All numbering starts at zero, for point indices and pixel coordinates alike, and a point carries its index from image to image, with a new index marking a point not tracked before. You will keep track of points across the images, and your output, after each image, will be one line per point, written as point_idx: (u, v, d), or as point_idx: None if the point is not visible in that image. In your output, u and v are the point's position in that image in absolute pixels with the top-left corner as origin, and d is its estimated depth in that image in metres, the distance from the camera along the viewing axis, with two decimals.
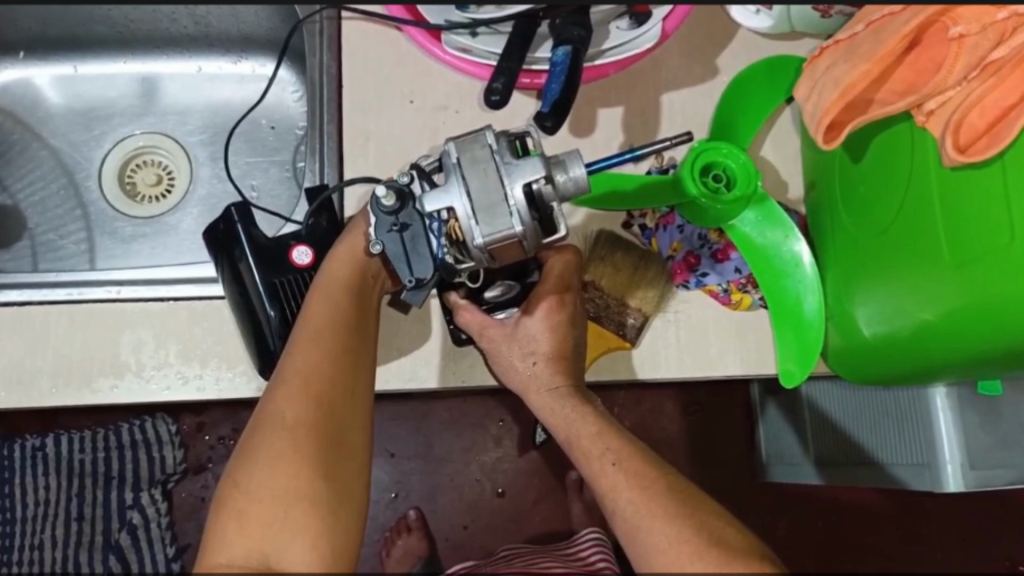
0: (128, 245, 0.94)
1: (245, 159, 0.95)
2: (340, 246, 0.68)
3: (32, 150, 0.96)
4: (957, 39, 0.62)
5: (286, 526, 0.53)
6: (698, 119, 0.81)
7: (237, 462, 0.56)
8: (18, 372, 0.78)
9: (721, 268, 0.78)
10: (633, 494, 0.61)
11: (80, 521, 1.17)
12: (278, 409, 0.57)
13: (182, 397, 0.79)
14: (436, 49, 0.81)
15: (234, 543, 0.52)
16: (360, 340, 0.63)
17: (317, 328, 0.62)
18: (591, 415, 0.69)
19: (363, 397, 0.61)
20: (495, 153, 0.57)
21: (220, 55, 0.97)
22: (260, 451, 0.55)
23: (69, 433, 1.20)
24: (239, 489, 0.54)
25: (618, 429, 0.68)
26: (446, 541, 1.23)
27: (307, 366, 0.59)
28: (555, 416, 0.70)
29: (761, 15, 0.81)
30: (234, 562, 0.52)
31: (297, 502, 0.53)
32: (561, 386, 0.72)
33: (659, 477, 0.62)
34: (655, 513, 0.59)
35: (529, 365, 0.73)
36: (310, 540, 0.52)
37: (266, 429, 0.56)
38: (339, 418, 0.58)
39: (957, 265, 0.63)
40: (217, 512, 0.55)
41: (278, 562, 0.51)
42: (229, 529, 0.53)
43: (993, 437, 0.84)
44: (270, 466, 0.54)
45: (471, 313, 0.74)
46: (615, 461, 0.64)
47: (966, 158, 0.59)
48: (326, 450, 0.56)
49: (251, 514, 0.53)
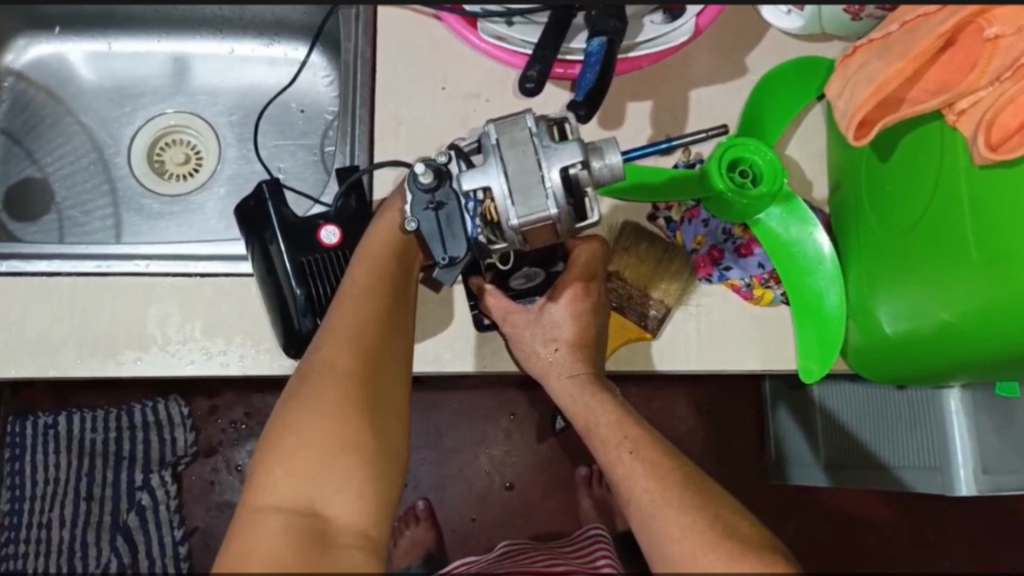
0: (154, 222, 0.95)
1: (273, 141, 0.96)
2: (386, 211, 0.69)
3: (63, 125, 0.97)
4: (992, 40, 0.63)
5: (333, 475, 0.52)
6: (727, 116, 0.82)
7: (282, 412, 0.55)
8: (44, 340, 0.79)
9: (744, 263, 0.79)
10: (649, 483, 0.61)
11: (89, 500, 1.18)
12: (326, 360, 0.57)
13: (207, 372, 0.79)
14: (472, 37, 0.82)
15: (281, 483, 0.52)
16: (403, 303, 0.63)
17: (364, 286, 0.62)
18: (611, 404, 0.69)
19: (404, 356, 0.61)
20: (534, 135, 0.57)
21: (254, 38, 0.98)
22: (308, 399, 0.55)
23: (82, 413, 1.22)
24: (285, 440, 0.53)
25: (636, 418, 0.68)
26: (454, 532, 1.24)
27: (355, 321, 0.59)
28: (576, 403, 0.71)
29: (792, 16, 0.82)
30: (282, 504, 0.51)
31: (344, 449, 0.53)
32: (581, 373, 0.72)
33: (674, 469, 0.62)
34: (671, 503, 0.58)
35: (550, 351, 0.73)
36: (355, 489, 0.52)
37: (314, 379, 0.56)
38: (383, 375, 0.58)
39: (985, 263, 0.64)
40: (263, 458, 0.54)
41: (322, 509, 0.51)
42: (274, 474, 0.52)
43: (1006, 443, 0.85)
44: (319, 414, 0.54)
45: (497, 297, 0.74)
46: (633, 450, 0.64)
47: (998, 156, 0.60)
48: (372, 403, 0.56)
49: (300, 452, 0.52)
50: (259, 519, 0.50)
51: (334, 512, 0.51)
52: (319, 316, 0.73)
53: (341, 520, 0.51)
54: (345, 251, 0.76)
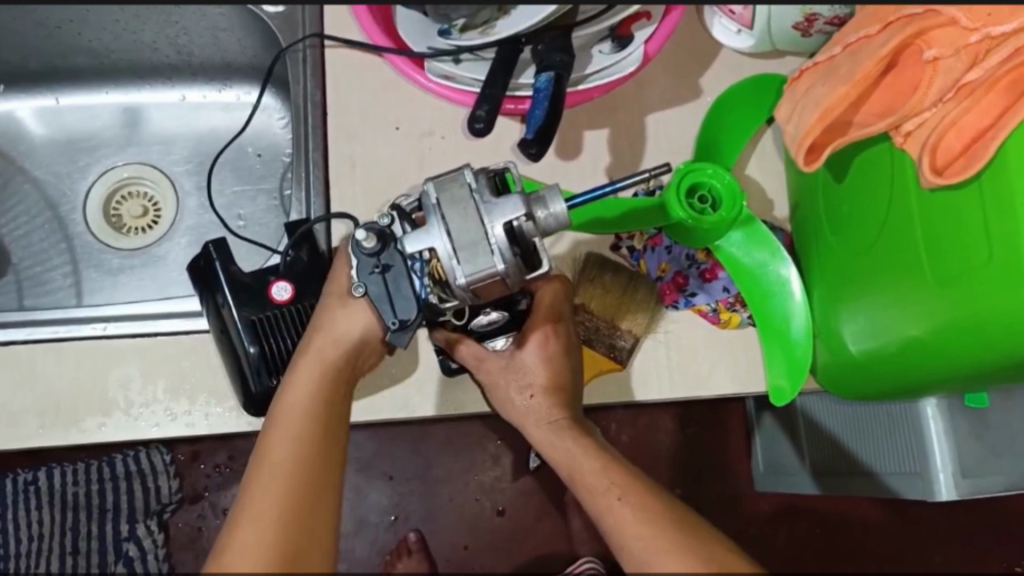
0: (115, 278, 0.94)
1: (231, 188, 0.95)
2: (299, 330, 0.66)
3: (15, 184, 0.96)
4: (932, 63, 0.62)
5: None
6: (682, 141, 0.82)
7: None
8: (5, 414, 0.77)
9: (709, 288, 0.79)
10: (639, 529, 0.59)
11: (74, 555, 1.16)
12: (238, 549, 0.49)
13: (172, 433, 0.78)
14: (420, 77, 0.81)
15: None
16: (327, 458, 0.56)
17: (283, 447, 0.55)
18: (593, 448, 0.67)
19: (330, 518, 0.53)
20: (474, 192, 0.57)
21: (205, 84, 0.97)
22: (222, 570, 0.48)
23: (62, 466, 1.19)
24: None
25: (622, 462, 0.66)
26: (447, 561, 1.24)
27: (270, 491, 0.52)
28: (555, 451, 0.68)
29: (743, 35, 0.82)
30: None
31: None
32: (560, 419, 0.70)
33: (665, 510, 0.61)
34: (666, 549, 0.57)
35: (525, 399, 0.71)
36: None
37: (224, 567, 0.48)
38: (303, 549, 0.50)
39: (939, 283, 0.64)
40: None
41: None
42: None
43: (982, 445, 0.85)
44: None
45: (470, 346, 0.72)
46: (621, 496, 0.62)
47: (943, 179, 0.60)
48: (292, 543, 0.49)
49: None
50: None
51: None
52: (274, 373, 0.74)
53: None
54: (300, 305, 0.75)
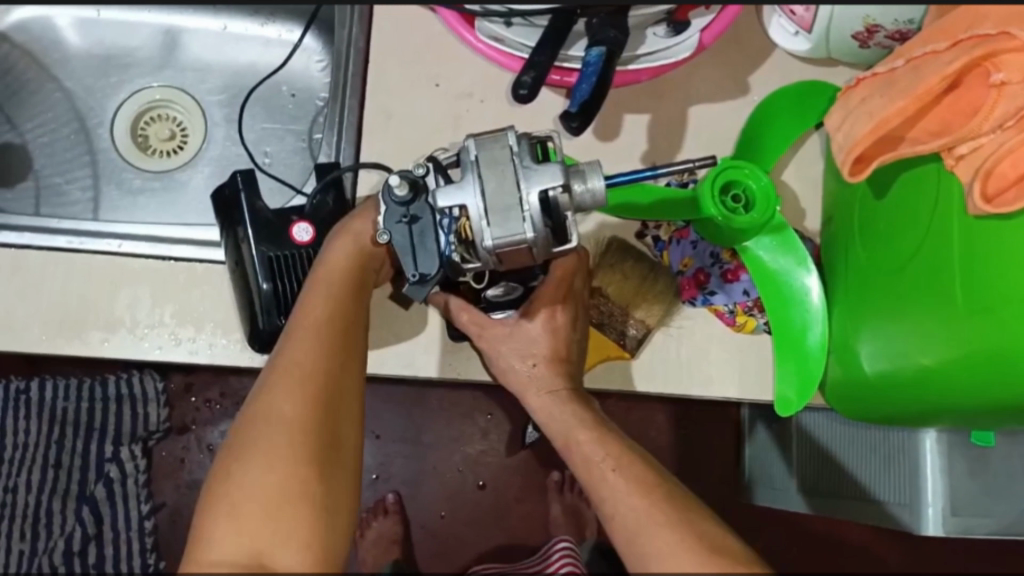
0: (134, 199, 0.93)
1: (261, 124, 0.94)
2: (342, 225, 0.68)
3: (46, 91, 0.95)
4: (998, 87, 0.61)
5: (271, 544, 0.49)
6: (723, 138, 0.80)
7: (225, 459, 0.53)
8: (9, 315, 0.77)
9: (729, 289, 0.77)
10: (632, 501, 0.59)
11: (56, 468, 1.17)
12: (268, 431, 0.53)
13: (173, 358, 0.78)
14: (469, 36, 0.79)
15: (226, 540, 0.49)
16: (342, 380, 0.58)
17: (308, 359, 0.57)
18: (591, 420, 0.68)
19: (346, 435, 0.56)
20: (515, 155, 0.56)
21: (248, 16, 0.95)
22: (250, 448, 0.52)
23: (54, 379, 1.19)
24: (229, 486, 0.51)
25: (618, 435, 0.67)
26: (422, 527, 1.24)
27: (290, 403, 0.55)
28: (552, 421, 0.69)
29: (800, 37, 0.79)
30: (226, 562, 0.48)
31: (281, 525, 0.50)
32: (561, 390, 0.71)
33: (660, 486, 0.61)
34: (658, 522, 0.57)
35: (528, 366, 0.72)
36: (300, 541, 0.49)
37: (246, 457, 0.52)
38: (326, 457, 0.53)
39: (968, 313, 0.63)
40: (200, 525, 0.51)
41: (272, 561, 0.48)
42: (214, 536, 0.49)
43: (980, 485, 0.84)
44: (264, 457, 0.52)
45: (471, 312, 0.72)
46: (616, 468, 0.62)
47: (993, 208, 0.59)
48: (320, 443, 0.54)
49: (241, 513, 0.50)
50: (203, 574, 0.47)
51: (281, 564, 0.48)
52: (284, 313, 0.73)
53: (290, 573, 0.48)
54: (318, 248, 0.75)
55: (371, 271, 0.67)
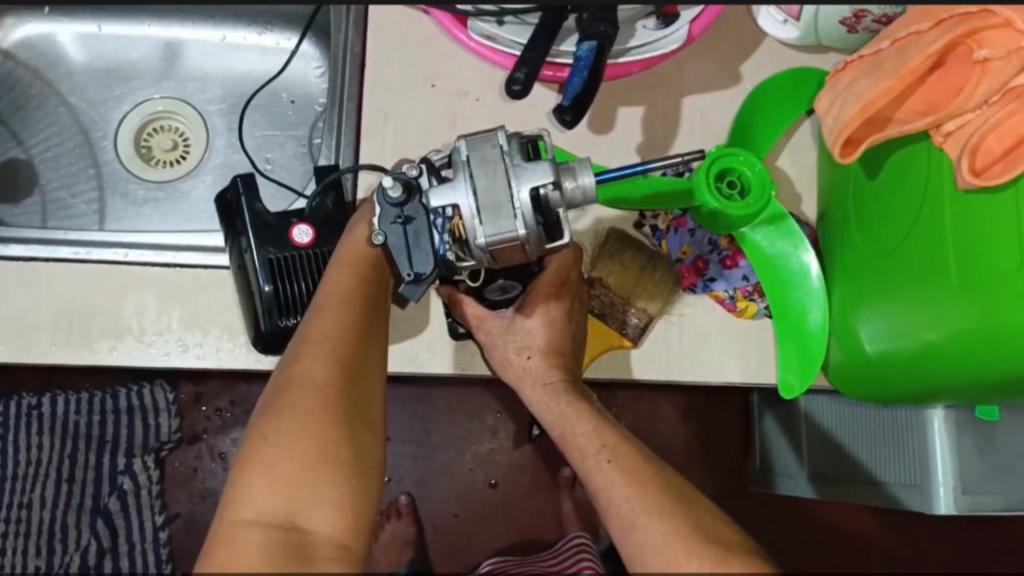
0: (138, 209, 0.94)
1: (261, 131, 0.95)
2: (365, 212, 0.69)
3: (50, 106, 0.97)
4: (981, 63, 0.62)
5: (305, 503, 0.50)
6: (718, 127, 0.81)
7: (257, 423, 0.54)
8: (20, 325, 0.78)
9: (728, 275, 0.79)
10: (627, 491, 0.60)
11: (70, 482, 1.18)
12: (298, 398, 0.54)
13: (182, 364, 0.79)
14: (461, 36, 0.80)
15: (261, 500, 0.50)
16: (367, 354, 0.59)
17: (333, 334, 0.58)
18: (586, 410, 0.69)
19: (372, 404, 0.58)
20: (505, 153, 0.57)
21: (245, 26, 0.97)
22: (281, 412, 0.53)
23: (66, 394, 1.20)
24: (262, 448, 0.52)
25: (615, 427, 0.68)
26: (434, 527, 1.24)
27: (322, 369, 0.56)
28: (549, 412, 0.70)
29: (789, 25, 0.81)
30: (260, 520, 0.49)
31: (312, 487, 0.51)
32: (555, 381, 0.72)
33: (654, 475, 0.61)
34: (650, 512, 0.58)
35: (523, 359, 0.73)
36: (334, 501, 0.51)
37: (278, 420, 0.53)
38: (353, 424, 0.55)
39: (966, 289, 0.64)
40: (231, 485, 0.51)
41: (304, 520, 0.49)
42: (247, 494, 0.50)
43: (986, 465, 0.84)
44: (293, 422, 0.53)
45: (472, 305, 0.73)
46: (610, 459, 0.64)
47: (981, 181, 0.60)
48: (348, 412, 0.55)
49: (274, 475, 0.51)
50: (240, 535, 0.47)
51: (314, 525, 0.49)
52: (286, 314, 0.74)
53: (323, 533, 0.49)
54: (319, 250, 0.76)
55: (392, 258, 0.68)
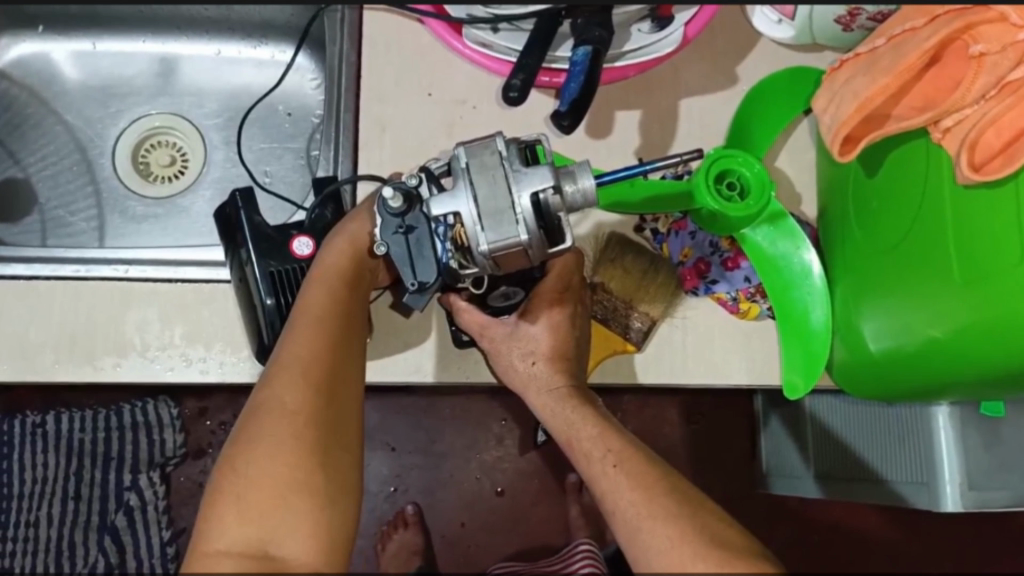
0: (138, 225, 0.94)
1: (258, 145, 0.95)
2: (340, 230, 0.68)
3: (46, 125, 0.97)
4: (977, 58, 0.62)
5: (276, 532, 0.50)
6: (715, 127, 0.81)
7: (231, 451, 0.54)
8: (22, 345, 0.78)
9: (730, 276, 0.78)
10: (632, 495, 0.60)
11: (76, 500, 1.17)
12: (269, 426, 0.54)
13: (185, 379, 0.79)
14: (458, 43, 0.81)
15: (232, 529, 0.50)
16: (345, 372, 0.59)
17: (307, 354, 0.57)
18: (591, 416, 0.69)
19: (349, 426, 0.57)
20: (504, 159, 0.57)
21: (241, 39, 0.97)
22: (254, 441, 0.53)
23: (70, 412, 1.20)
24: (234, 478, 0.52)
25: (621, 432, 0.67)
26: (442, 537, 1.24)
27: (295, 395, 0.55)
28: (554, 417, 0.70)
29: (784, 25, 0.81)
30: (233, 550, 0.49)
31: (284, 515, 0.51)
32: (560, 387, 0.72)
33: (659, 477, 0.61)
34: (655, 515, 0.58)
35: (528, 365, 0.73)
36: (307, 529, 0.51)
37: (251, 448, 0.53)
38: (329, 448, 0.54)
39: (966, 284, 0.64)
40: (204, 512, 0.52)
41: (276, 548, 0.50)
42: (219, 525, 0.51)
43: (993, 459, 0.84)
44: (266, 451, 0.52)
45: (472, 313, 0.72)
46: (616, 463, 0.63)
47: (981, 176, 0.60)
48: (324, 436, 0.54)
49: (246, 505, 0.51)
50: (210, 564, 0.48)
51: (288, 553, 0.50)
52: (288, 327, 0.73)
53: (296, 559, 0.50)
54: None
55: (369, 271, 0.68)
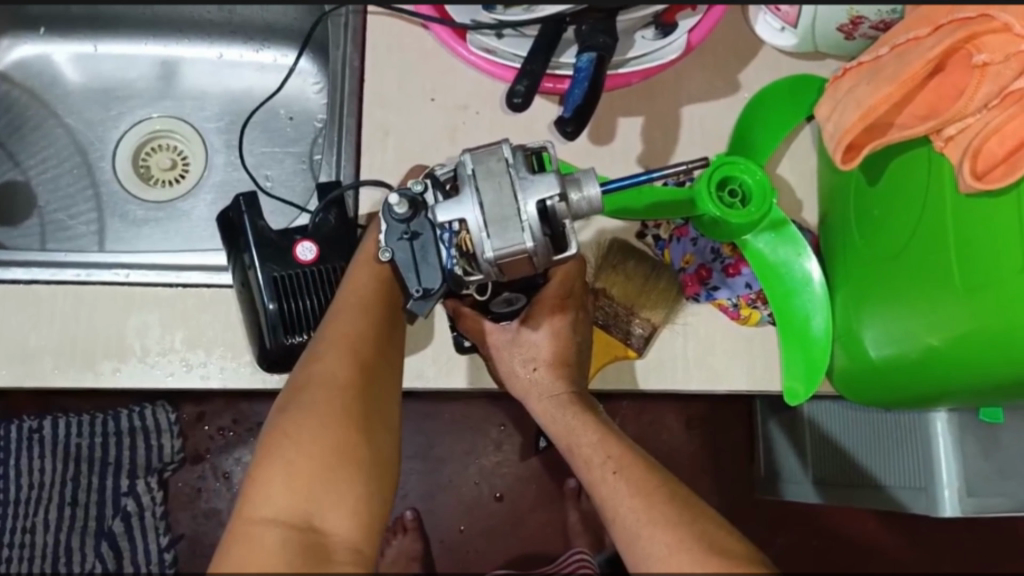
0: (138, 229, 0.94)
1: (260, 149, 0.95)
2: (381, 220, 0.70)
3: (47, 128, 0.96)
4: (980, 67, 0.62)
5: (322, 503, 0.49)
6: (718, 133, 0.82)
7: (278, 419, 0.54)
8: (21, 350, 0.77)
9: (731, 282, 0.79)
10: (632, 501, 0.60)
11: (72, 506, 1.17)
12: (320, 394, 0.54)
13: (186, 384, 0.79)
14: (462, 49, 0.80)
15: (278, 497, 0.49)
16: (388, 353, 0.60)
17: (356, 332, 0.59)
18: (593, 423, 0.69)
19: (389, 406, 0.57)
20: (511, 166, 0.57)
21: (243, 43, 0.97)
22: (302, 408, 0.53)
23: (68, 417, 1.19)
24: (282, 444, 0.51)
25: (622, 438, 0.67)
26: (441, 542, 1.24)
27: (343, 366, 0.56)
28: (554, 423, 0.70)
29: (786, 33, 0.82)
30: (280, 518, 0.48)
31: (332, 485, 0.50)
32: (561, 394, 0.72)
33: (660, 484, 0.61)
34: (655, 521, 0.58)
35: (529, 371, 0.73)
36: (351, 505, 0.50)
37: (300, 414, 0.53)
38: (373, 423, 0.54)
39: (968, 292, 0.64)
40: (248, 481, 0.51)
41: (321, 521, 0.49)
42: (265, 492, 0.50)
43: (993, 465, 0.84)
44: (315, 417, 0.52)
45: (476, 320, 0.73)
46: (616, 470, 0.63)
47: (983, 184, 0.60)
48: (370, 409, 0.55)
49: (294, 472, 0.50)
50: (256, 532, 0.47)
51: (332, 526, 0.49)
52: (290, 330, 0.74)
53: (339, 535, 0.49)
54: (324, 267, 0.75)
55: None
